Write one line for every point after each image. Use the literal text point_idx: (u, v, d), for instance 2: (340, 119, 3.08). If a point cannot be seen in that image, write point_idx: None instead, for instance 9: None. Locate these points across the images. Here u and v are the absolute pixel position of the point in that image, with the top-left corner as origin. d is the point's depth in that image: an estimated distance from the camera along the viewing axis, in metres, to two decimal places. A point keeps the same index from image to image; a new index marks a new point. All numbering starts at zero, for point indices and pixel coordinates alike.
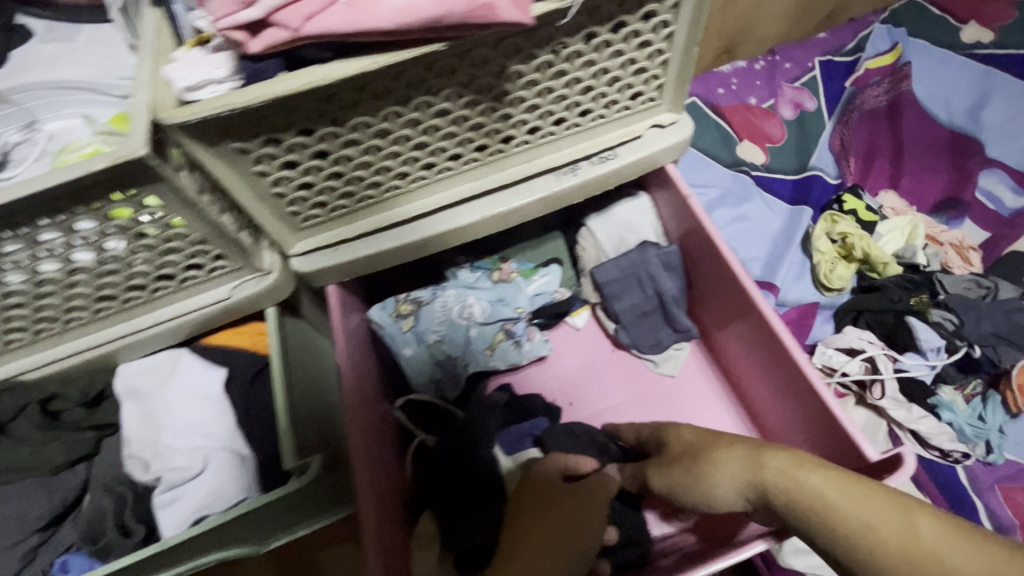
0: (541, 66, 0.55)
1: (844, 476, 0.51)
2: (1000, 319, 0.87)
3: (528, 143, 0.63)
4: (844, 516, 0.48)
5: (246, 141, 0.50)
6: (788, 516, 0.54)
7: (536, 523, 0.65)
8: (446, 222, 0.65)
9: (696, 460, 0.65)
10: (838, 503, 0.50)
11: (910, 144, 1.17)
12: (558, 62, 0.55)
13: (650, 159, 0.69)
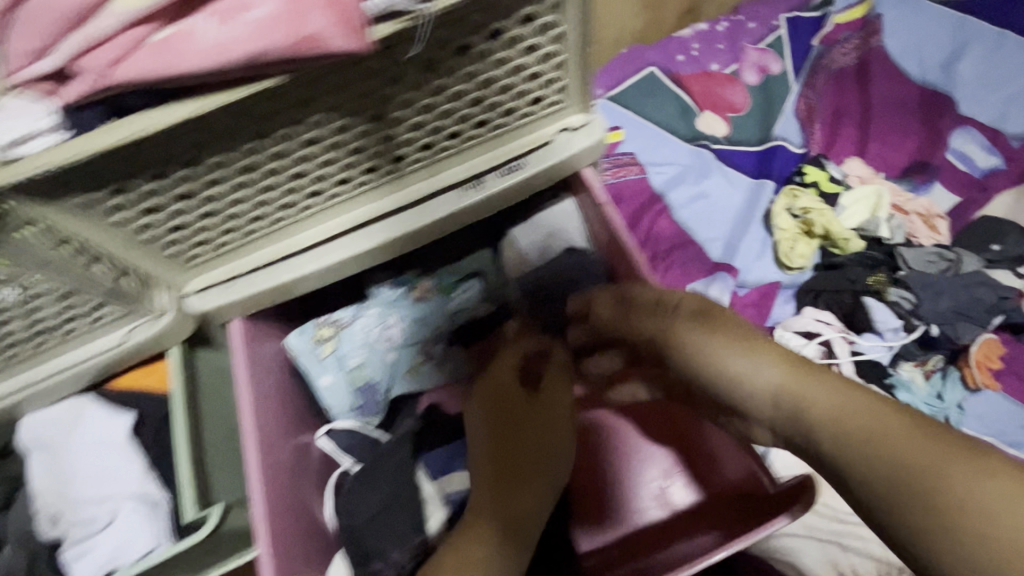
0: (414, 84, 0.53)
1: (944, 444, 0.41)
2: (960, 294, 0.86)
3: (425, 161, 0.62)
4: (940, 490, 0.39)
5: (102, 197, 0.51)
6: (823, 432, 0.46)
7: (518, 426, 0.63)
8: (348, 249, 0.65)
9: (740, 355, 0.53)
10: (895, 442, 0.43)
11: (880, 105, 1.11)
12: (432, 78, 0.53)
13: (568, 162, 0.66)
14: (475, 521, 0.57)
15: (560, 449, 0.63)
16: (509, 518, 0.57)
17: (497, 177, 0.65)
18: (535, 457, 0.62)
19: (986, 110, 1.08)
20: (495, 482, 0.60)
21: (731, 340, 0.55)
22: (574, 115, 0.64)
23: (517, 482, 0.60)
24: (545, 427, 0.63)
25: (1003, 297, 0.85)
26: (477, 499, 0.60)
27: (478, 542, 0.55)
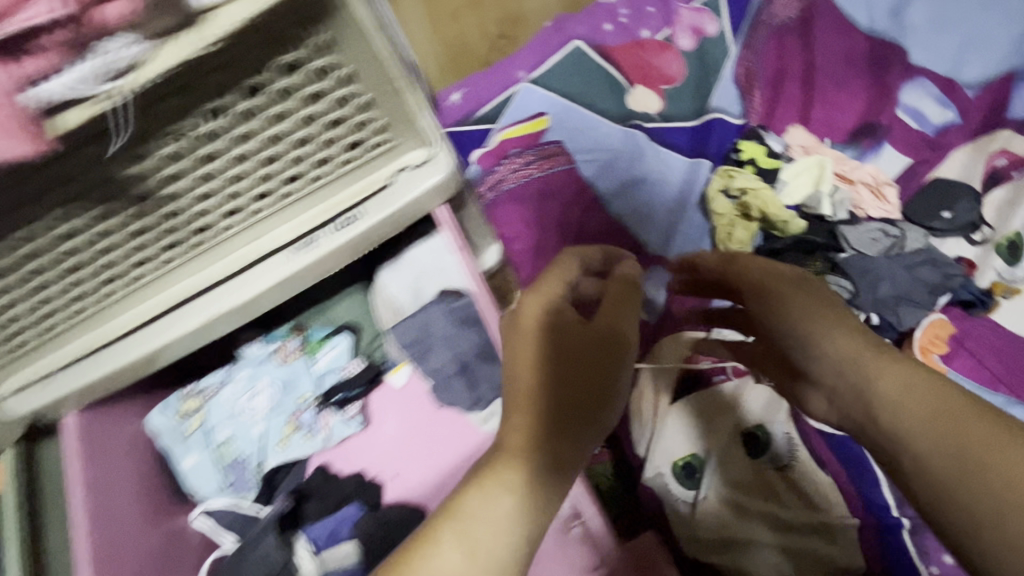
0: (178, 154, 0.47)
1: (988, 422, 0.44)
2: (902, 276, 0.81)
3: (244, 224, 0.57)
4: (989, 465, 0.42)
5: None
6: (888, 409, 0.49)
7: (563, 351, 0.53)
8: (180, 323, 0.60)
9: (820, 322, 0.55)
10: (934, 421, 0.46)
11: (824, 62, 1.01)
12: (201, 145, 0.47)
13: (417, 202, 0.61)
14: (507, 452, 0.49)
15: (600, 383, 0.53)
16: (547, 452, 0.49)
17: (334, 230, 0.59)
18: (581, 386, 0.52)
19: (939, 57, 0.98)
20: (536, 408, 0.51)
21: (797, 312, 0.56)
22: (405, 155, 0.58)
23: (559, 411, 0.50)
24: (589, 365, 0.53)
25: (949, 274, 0.80)
26: (508, 419, 0.51)
27: (512, 478, 0.48)
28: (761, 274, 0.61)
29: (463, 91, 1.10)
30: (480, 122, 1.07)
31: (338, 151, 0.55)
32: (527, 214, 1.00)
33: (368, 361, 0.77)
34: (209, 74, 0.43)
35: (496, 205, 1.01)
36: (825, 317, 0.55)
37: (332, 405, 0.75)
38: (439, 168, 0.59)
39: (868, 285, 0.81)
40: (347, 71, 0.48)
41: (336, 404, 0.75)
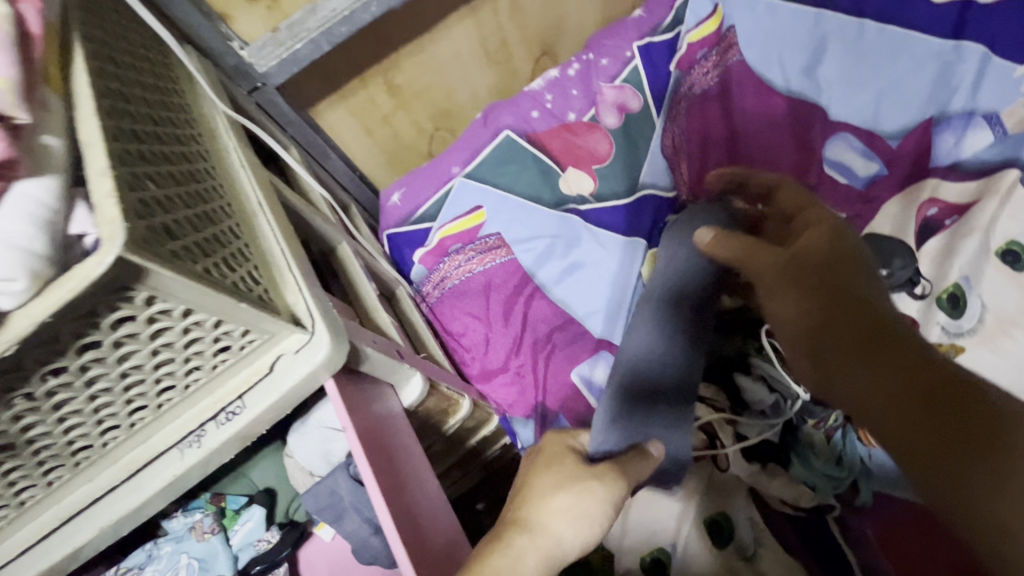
0: None
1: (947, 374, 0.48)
2: None
3: (79, 466, 0.44)
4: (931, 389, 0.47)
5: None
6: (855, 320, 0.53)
7: (576, 486, 0.57)
8: (29, 567, 0.46)
9: (770, 285, 0.59)
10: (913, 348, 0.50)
11: (745, 128, 1.03)
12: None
13: (300, 393, 0.48)
14: (509, 535, 0.53)
15: (599, 513, 0.56)
16: (550, 544, 0.53)
17: (191, 449, 0.46)
18: (579, 497, 0.56)
19: (857, 110, 0.99)
20: (548, 521, 0.54)
21: (762, 264, 0.60)
22: (277, 343, 0.46)
23: (562, 527, 0.54)
24: (599, 498, 0.56)
25: None
26: (524, 506, 0.56)
27: (511, 560, 0.51)
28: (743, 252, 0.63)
29: (402, 190, 1.13)
30: (420, 222, 1.09)
31: (152, 367, 0.40)
32: (472, 309, 1.01)
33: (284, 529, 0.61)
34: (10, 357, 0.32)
35: (442, 302, 1.03)
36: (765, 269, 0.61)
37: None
38: (325, 353, 0.47)
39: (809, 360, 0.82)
40: (151, 286, 0.34)
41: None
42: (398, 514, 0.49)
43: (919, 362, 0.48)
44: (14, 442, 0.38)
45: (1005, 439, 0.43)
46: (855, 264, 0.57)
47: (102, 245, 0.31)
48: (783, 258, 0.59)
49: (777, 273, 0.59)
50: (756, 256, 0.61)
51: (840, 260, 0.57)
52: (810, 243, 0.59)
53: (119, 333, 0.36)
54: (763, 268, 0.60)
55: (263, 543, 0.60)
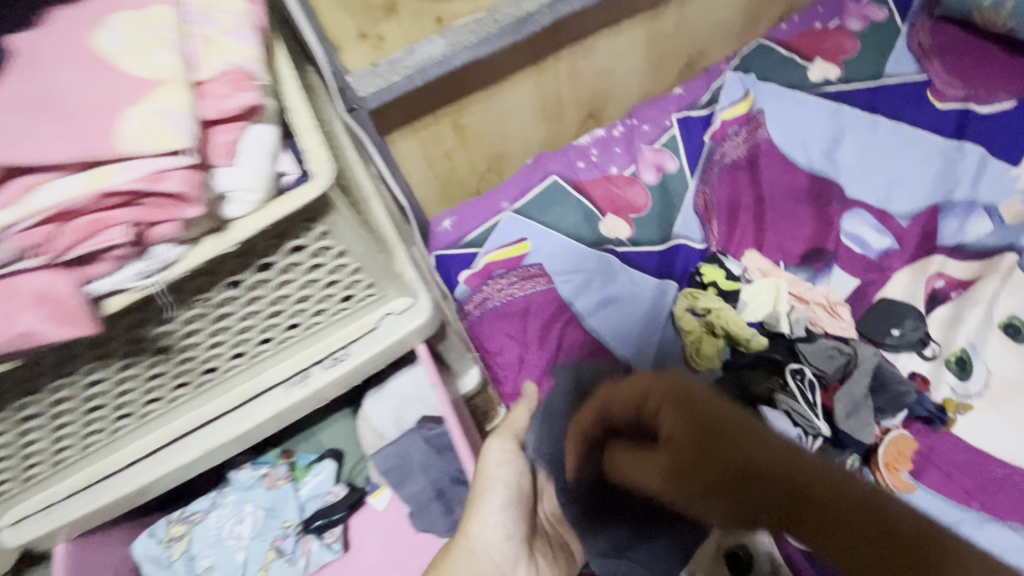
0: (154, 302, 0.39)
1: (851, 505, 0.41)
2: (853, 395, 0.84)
3: (202, 388, 0.50)
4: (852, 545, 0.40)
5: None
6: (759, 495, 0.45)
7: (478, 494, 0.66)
8: (134, 481, 0.50)
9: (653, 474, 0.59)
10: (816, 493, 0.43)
11: (771, 195, 1.14)
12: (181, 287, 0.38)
13: (397, 348, 0.54)
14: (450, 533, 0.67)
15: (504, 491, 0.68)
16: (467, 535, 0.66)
17: (297, 386, 0.52)
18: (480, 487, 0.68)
19: (871, 191, 1.11)
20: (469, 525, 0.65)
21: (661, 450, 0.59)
22: (387, 301, 0.53)
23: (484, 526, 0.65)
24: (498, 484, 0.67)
25: (902, 392, 0.85)
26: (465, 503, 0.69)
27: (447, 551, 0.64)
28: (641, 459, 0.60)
29: (453, 218, 1.23)
30: (469, 247, 1.19)
31: (295, 300, 0.47)
32: (510, 329, 1.07)
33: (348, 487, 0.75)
34: (219, 258, 0.38)
35: (481, 321, 1.09)
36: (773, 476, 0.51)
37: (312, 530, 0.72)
38: (426, 315, 0.54)
39: (840, 403, 0.83)
40: (331, 220, 0.41)
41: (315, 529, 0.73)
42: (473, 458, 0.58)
43: (868, 513, 0.41)
44: (172, 348, 0.44)
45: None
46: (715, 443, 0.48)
47: (315, 179, 0.39)
48: (668, 459, 0.53)
49: (677, 479, 0.52)
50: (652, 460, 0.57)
51: (705, 441, 0.49)
52: (669, 431, 0.53)
53: (290, 259, 0.43)
54: (662, 477, 0.54)
55: (331, 495, 0.73)
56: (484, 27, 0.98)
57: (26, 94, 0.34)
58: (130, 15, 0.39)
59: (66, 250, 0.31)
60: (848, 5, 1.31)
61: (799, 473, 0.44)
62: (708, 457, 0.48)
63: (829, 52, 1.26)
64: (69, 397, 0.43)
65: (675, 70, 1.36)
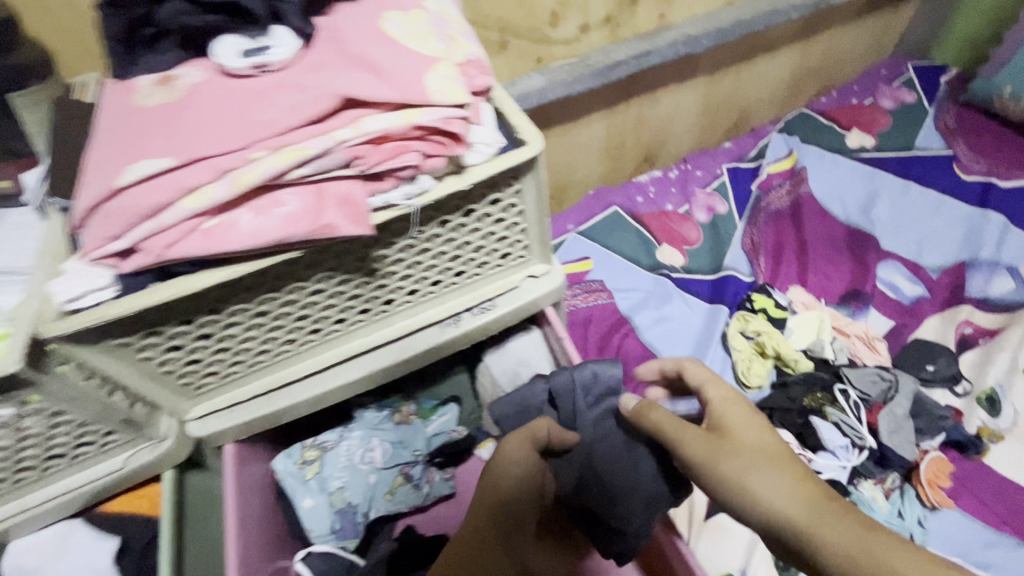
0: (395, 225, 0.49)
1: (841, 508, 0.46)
2: (891, 415, 0.92)
3: (377, 318, 0.59)
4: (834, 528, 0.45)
5: (91, 351, 0.46)
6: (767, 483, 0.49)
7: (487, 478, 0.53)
8: (306, 391, 0.59)
9: (757, 468, 0.49)
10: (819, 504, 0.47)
11: (813, 241, 1.26)
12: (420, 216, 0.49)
13: (532, 306, 0.64)
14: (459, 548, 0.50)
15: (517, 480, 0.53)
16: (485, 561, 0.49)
17: (449, 327, 0.61)
18: (503, 487, 0.53)
19: (904, 245, 1.23)
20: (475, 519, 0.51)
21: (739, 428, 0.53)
22: (529, 265, 0.63)
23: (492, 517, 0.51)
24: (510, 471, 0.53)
25: (941, 415, 0.93)
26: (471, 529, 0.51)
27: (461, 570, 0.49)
28: (741, 459, 0.50)
29: None
30: None
31: (471, 249, 0.57)
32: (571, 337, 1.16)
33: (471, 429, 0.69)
34: (448, 197, 0.49)
35: None
36: (889, 548, 0.43)
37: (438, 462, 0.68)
38: (560, 281, 0.64)
39: (885, 424, 0.91)
40: (526, 181, 0.52)
41: (440, 462, 0.67)
42: None
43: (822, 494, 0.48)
44: (378, 273, 0.54)
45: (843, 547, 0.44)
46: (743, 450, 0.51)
47: (527, 145, 0.50)
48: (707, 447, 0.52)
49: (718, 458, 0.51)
50: (752, 449, 0.51)
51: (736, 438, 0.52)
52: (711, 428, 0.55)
53: (485, 210, 0.53)
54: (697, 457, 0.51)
55: (455, 433, 0.67)
56: (578, 68, 1.14)
57: (339, 58, 0.46)
58: (401, 14, 0.51)
59: (372, 166, 0.42)
60: (880, 87, 1.50)
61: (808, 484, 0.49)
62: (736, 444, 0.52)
63: (865, 124, 1.43)
64: (295, 301, 0.52)
65: (726, 126, 1.52)
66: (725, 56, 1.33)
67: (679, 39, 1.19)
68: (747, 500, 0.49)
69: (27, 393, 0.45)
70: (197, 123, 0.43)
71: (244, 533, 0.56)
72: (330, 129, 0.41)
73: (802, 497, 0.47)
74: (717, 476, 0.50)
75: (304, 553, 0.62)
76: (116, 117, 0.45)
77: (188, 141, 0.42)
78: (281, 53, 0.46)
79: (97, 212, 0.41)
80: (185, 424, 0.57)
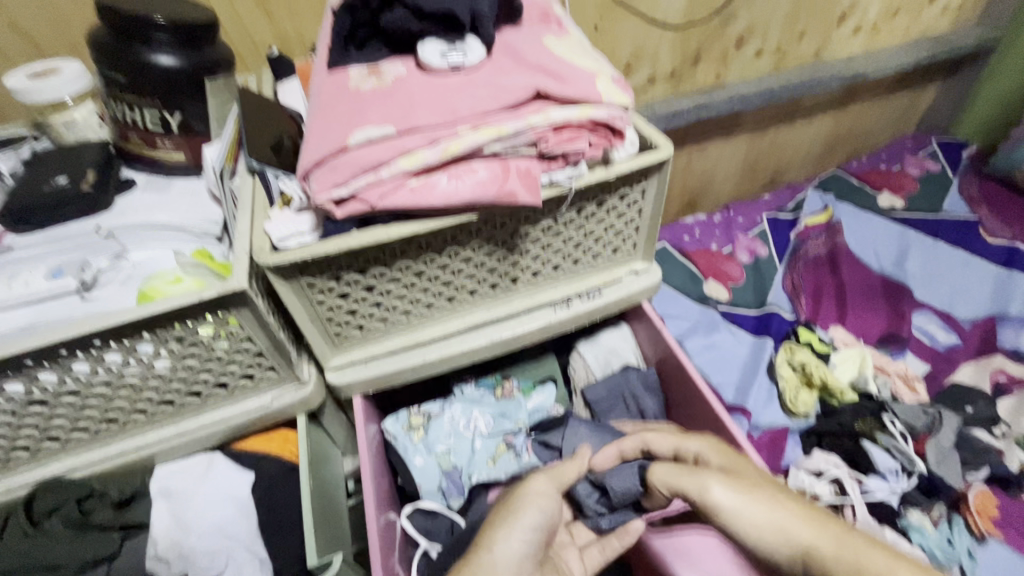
0: (546, 204, 0.58)
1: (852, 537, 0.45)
2: (934, 447, 0.98)
3: (501, 294, 0.66)
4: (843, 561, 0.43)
5: (286, 285, 0.53)
6: (774, 515, 0.47)
7: (508, 505, 0.56)
8: (433, 353, 0.65)
9: (773, 504, 0.48)
10: (830, 534, 0.45)
11: (851, 287, 1.33)
12: (568, 198, 0.57)
13: (631, 299, 0.72)
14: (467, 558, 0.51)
15: (538, 515, 0.55)
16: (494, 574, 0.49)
17: (561, 309, 0.69)
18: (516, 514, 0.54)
19: (937, 296, 1.31)
20: (494, 536, 0.52)
21: (748, 473, 0.52)
22: (633, 262, 0.71)
23: (512, 534, 0.52)
24: (536, 503, 0.55)
25: (983, 449, 0.99)
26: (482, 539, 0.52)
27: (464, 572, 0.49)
28: (760, 497, 0.49)
29: None
30: None
31: (593, 238, 0.65)
32: None
33: (563, 410, 0.76)
34: (592, 185, 0.58)
35: None
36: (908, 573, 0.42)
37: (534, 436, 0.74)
38: (658, 279, 0.72)
39: (931, 456, 0.97)
40: (652, 181, 0.61)
41: None
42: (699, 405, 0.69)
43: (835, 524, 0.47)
44: (517, 250, 0.62)
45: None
46: (754, 493, 0.49)
47: (661, 147, 0.58)
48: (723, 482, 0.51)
49: (732, 497, 0.49)
50: (766, 488, 0.50)
51: (749, 477, 0.52)
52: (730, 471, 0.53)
53: (614, 203, 0.62)
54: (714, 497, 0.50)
55: (553, 411, 0.74)
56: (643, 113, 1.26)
57: (517, 64, 0.56)
58: (557, 39, 0.61)
59: (552, 148, 0.52)
60: (907, 156, 1.63)
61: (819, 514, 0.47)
62: (751, 485, 0.50)
63: (895, 187, 1.55)
64: (447, 266, 0.60)
65: (764, 179, 1.64)
66: (769, 116, 1.47)
67: (734, 95, 1.32)
68: (754, 539, 0.47)
69: (233, 314, 0.52)
70: (408, 102, 0.52)
71: (370, 481, 0.62)
72: (521, 115, 0.51)
73: (807, 524, 0.46)
74: (726, 514, 0.49)
75: (411, 508, 0.67)
76: (334, 96, 0.55)
77: (404, 115, 0.51)
78: (473, 56, 0.56)
79: (324, 165, 0.50)
80: (324, 373, 0.64)
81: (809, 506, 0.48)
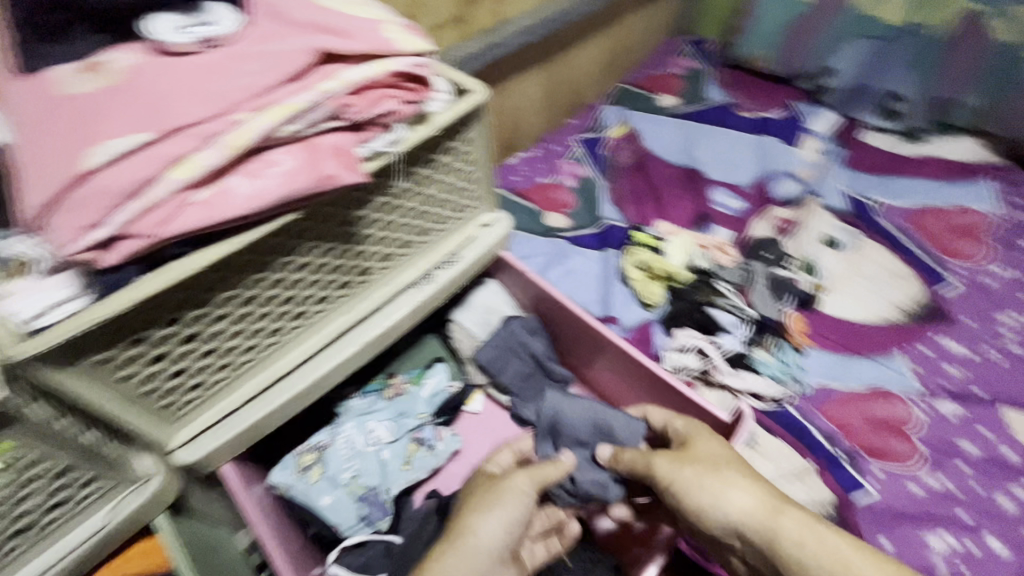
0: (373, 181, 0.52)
1: (797, 517, 0.51)
2: (761, 294, 1.17)
3: (355, 291, 0.59)
4: (788, 544, 0.50)
5: (67, 373, 0.40)
6: (729, 502, 0.53)
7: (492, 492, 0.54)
8: (299, 383, 0.56)
9: (719, 478, 0.53)
10: (777, 513, 0.51)
11: (660, 183, 1.45)
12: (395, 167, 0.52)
13: (490, 253, 0.69)
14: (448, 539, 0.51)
15: (520, 508, 0.54)
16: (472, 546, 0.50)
17: (425, 285, 0.63)
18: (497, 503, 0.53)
19: (728, 172, 1.44)
20: (477, 519, 0.52)
21: (706, 448, 0.56)
22: (480, 216, 0.68)
23: (494, 521, 0.52)
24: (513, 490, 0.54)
25: (783, 280, 1.18)
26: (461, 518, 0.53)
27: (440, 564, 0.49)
28: (706, 474, 0.54)
29: None
30: None
31: (433, 203, 0.60)
32: None
33: (460, 382, 0.74)
34: (415, 147, 0.53)
35: None
36: (849, 548, 0.49)
37: (440, 422, 0.70)
38: (508, 225, 0.69)
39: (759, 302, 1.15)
40: (474, 129, 0.58)
41: (443, 422, 0.71)
42: (580, 329, 0.72)
43: (782, 499, 0.53)
44: (356, 238, 0.54)
45: (799, 558, 0.49)
46: (711, 476, 0.54)
47: (474, 91, 0.55)
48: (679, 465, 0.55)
49: (693, 480, 0.54)
50: (714, 462, 0.55)
51: (710, 459, 0.55)
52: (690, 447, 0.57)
53: (443, 160, 0.58)
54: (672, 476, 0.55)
55: (451, 389, 0.71)
56: None
57: (287, 27, 0.46)
58: None
59: (360, 115, 0.45)
60: (670, 59, 1.84)
61: (769, 495, 0.53)
62: (710, 467, 0.54)
63: (667, 88, 1.70)
64: (281, 282, 0.51)
65: (566, 104, 1.71)
66: (552, 45, 1.53)
67: (517, 31, 1.34)
68: (710, 511, 0.53)
69: None
70: (155, 96, 0.40)
71: (275, 546, 0.54)
72: (310, 84, 0.43)
73: (758, 500, 0.52)
74: (685, 488, 0.54)
75: (337, 551, 0.60)
76: (41, 108, 0.40)
77: (155, 115, 0.39)
78: (226, 27, 0.45)
79: (62, 205, 0.38)
80: (170, 456, 0.51)
81: (759, 479, 0.54)
